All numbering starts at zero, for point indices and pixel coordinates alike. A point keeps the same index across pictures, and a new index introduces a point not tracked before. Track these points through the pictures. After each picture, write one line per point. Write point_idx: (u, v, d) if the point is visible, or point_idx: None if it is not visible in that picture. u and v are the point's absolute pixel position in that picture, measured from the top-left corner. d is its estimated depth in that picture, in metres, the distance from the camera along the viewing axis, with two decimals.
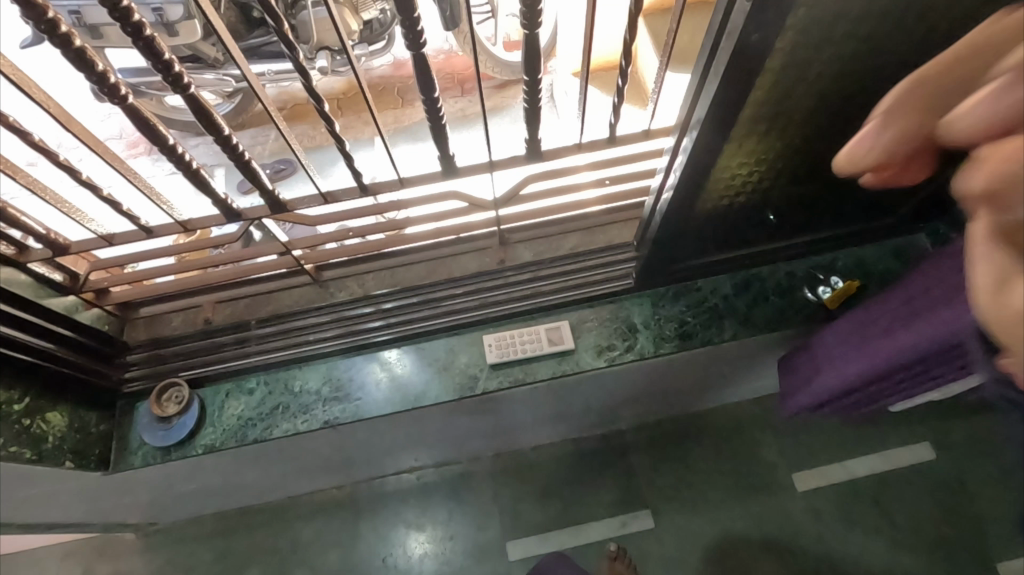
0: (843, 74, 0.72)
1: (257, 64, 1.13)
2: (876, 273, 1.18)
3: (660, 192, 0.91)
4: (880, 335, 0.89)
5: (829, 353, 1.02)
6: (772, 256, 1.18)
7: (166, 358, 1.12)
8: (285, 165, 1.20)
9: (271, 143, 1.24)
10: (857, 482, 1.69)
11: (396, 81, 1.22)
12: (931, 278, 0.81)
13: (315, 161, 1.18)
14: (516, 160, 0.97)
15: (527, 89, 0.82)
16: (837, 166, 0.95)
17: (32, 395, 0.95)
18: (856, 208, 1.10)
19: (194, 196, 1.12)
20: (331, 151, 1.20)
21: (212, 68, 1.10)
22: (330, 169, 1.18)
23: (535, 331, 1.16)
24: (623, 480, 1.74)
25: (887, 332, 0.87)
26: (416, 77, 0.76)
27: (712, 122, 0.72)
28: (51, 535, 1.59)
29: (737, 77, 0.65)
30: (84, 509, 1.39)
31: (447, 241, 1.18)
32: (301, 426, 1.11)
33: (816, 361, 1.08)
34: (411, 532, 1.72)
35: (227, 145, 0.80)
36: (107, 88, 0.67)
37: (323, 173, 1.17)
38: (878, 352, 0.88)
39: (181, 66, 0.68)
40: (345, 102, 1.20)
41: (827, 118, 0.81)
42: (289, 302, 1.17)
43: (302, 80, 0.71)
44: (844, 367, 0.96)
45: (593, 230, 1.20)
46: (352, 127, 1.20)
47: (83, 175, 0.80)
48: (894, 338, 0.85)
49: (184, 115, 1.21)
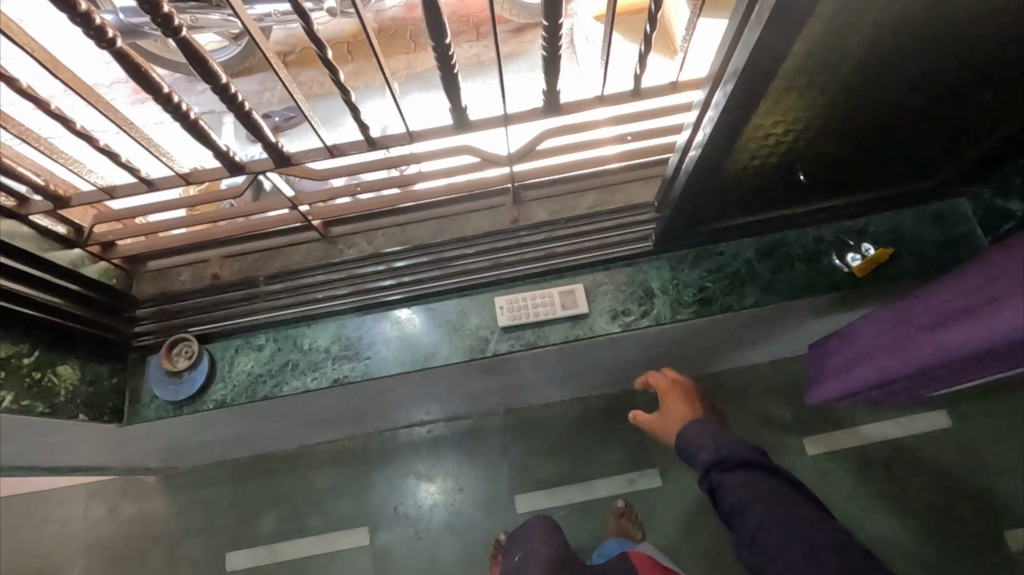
0: (900, 24, 0.64)
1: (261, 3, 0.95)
2: (910, 240, 1.12)
3: (686, 149, 0.85)
4: (912, 336, 0.90)
5: (868, 347, 1.03)
6: (801, 220, 1.12)
7: (176, 313, 1.11)
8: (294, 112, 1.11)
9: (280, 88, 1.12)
10: (869, 447, 1.67)
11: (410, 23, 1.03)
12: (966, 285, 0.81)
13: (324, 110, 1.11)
14: (532, 114, 0.92)
15: (547, 34, 0.76)
16: (880, 125, 0.88)
17: (42, 349, 0.94)
18: (896, 170, 1.03)
19: None
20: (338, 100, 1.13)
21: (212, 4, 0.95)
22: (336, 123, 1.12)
23: (548, 294, 1.12)
24: (633, 439, 1.74)
25: (919, 333, 0.88)
26: (426, 23, 0.71)
27: (749, 74, 0.66)
28: (75, 477, 1.64)
29: (780, 28, 0.59)
30: (104, 454, 1.43)
31: (460, 198, 1.14)
32: (311, 383, 1.11)
33: (855, 350, 1.07)
34: (423, 484, 1.76)
35: (224, 93, 0.75)
36: (94, 30, 0.63)
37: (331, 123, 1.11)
38: (907, 354, 0.89)
39: (170, 6, 0.63)
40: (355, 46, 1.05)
41: (875, 73, 0.74)
42: (298, 259, 1.14)
43: (302, 24, 0.67)
44: (877, 363, 0.98)
45: (611, 189, 1.15)
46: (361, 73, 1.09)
47: (76, 125, 0.76)
48: (924, 341, 0.86)
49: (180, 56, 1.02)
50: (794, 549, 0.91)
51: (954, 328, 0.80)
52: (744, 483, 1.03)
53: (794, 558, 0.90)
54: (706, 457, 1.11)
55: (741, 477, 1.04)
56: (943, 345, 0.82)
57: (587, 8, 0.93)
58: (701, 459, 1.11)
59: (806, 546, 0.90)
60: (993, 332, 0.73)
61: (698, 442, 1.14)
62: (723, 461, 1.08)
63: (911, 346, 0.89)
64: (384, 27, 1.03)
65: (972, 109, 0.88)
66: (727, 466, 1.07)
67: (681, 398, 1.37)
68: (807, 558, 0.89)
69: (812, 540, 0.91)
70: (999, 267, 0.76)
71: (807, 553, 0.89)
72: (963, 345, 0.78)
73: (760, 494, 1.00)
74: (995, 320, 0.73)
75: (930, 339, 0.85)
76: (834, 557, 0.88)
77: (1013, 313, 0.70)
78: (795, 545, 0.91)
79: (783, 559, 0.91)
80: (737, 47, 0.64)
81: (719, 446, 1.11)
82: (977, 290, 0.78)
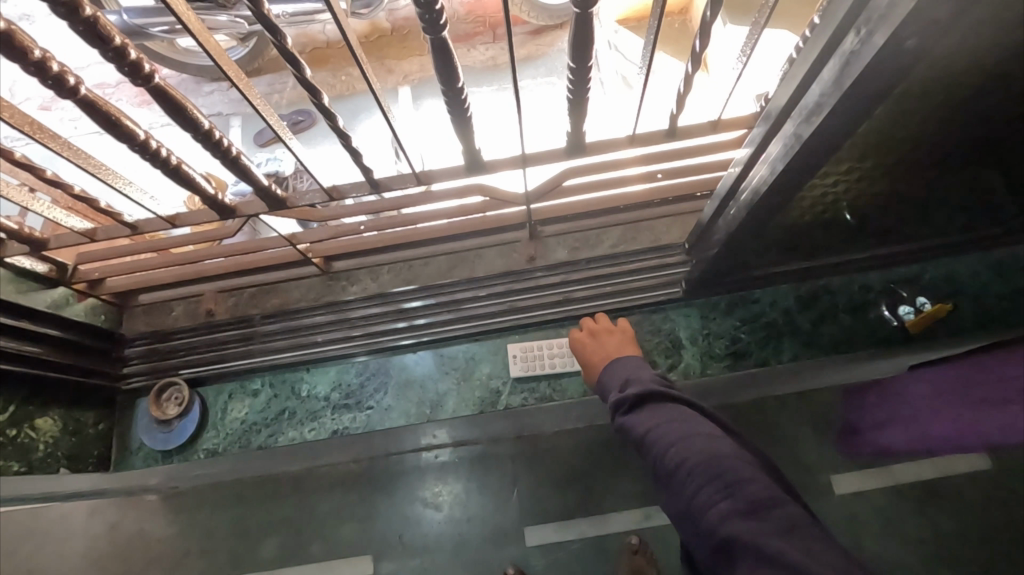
0: (1003, 84, 0.54)
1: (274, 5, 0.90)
2: (970, 291, 1.01)
3: (731, 198, 0.77)
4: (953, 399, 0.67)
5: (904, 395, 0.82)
6: (848, 267, 1.01)
7: (169, 353, 1.04)
8: (303, 116, 1.07)
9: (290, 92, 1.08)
10: (996, 498, 1.18)
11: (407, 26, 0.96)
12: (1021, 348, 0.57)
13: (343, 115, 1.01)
14: (554, 155, 0.83)
15: (574, 77, 0.67)
16: (948, 180, 0.77)
17: (18, 402, 0.87)
18: (961, 220, 0.92)
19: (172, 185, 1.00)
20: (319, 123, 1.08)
21: (224, 9, 0.90)
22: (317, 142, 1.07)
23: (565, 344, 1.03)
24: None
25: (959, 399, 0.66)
26: (437, 67, 0.62)
27: (815, 142, 0.56)
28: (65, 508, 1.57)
29: (859, 102, 0.49)
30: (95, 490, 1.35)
31: (470, 234, 1.05)
32: (309, 435, 1.02)
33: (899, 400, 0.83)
34: (429, 512, 1.46)
35: (208, 139, 0.67)
36: (53, 78, 0.54)
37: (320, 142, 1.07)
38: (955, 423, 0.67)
39: (139, 52, 0.54)
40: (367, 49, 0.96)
41: (959, 131, 0.63)
42: (297, 296, 1.07)
43: (293, 70, 0.58)
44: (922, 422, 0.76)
45: (637, 225, 1.06)
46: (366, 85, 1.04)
47: (46, 171, 0.68)
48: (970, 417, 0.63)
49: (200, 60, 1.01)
50: (699, 474, 0.61)
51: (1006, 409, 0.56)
52: (671, 430, 0.67)
53: (702, 497, 0.59)
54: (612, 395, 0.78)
55: (632, 389, 0.75)
56: (1003, 428, 0.58)
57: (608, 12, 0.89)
58: (611, 392, 0.80)
59: (717, 475, 0.60)
60: None
61: (607, 375, 0.83)
62: (624, 398, 0.74)
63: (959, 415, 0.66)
64: (396, 28, 0.96)
65: None
66: (632, 404, 0.73)
67: (604, 342, 0.92)
68: (716, 465, 0.60)
69: (723, 454, 0.62)
70: None
71: (721, 491, 0.58)
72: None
73: (676, 440, 0.65)
74: None
75: (980, 415, 0.61)
76: (750, 489, 0.57)
77: None
78: (709, 487, 0.59)
79: (698, 486, 0.60)
80: (799, 116, 0.55)
81: (627, 383, 0.78)
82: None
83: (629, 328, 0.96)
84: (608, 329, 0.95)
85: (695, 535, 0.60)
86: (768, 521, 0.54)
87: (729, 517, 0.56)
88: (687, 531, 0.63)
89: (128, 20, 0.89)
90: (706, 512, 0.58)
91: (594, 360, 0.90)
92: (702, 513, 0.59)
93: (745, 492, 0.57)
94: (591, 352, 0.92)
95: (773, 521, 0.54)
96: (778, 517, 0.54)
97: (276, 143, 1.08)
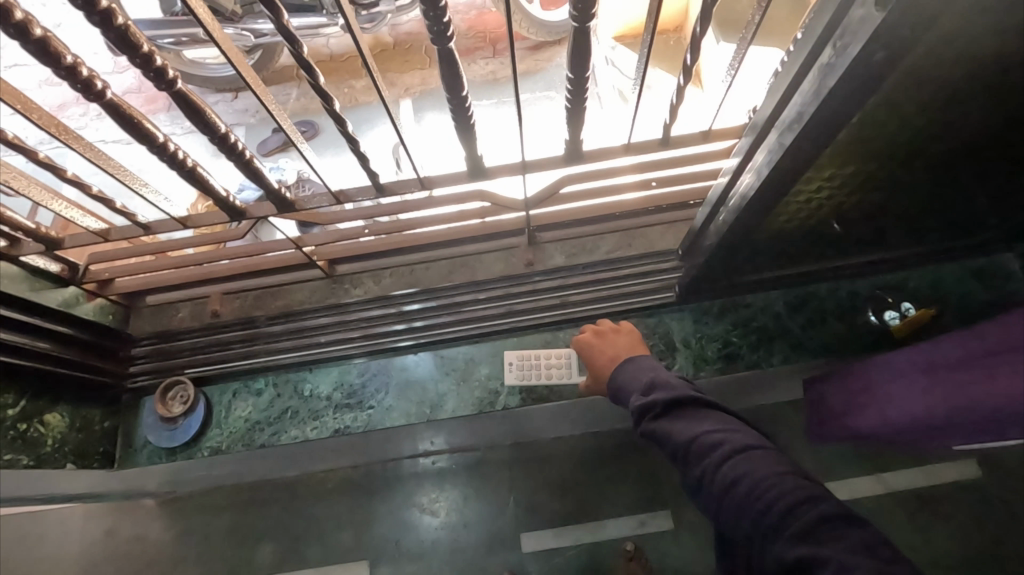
0: (972, 95, 0.58)
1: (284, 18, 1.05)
2: (954, 298, 1.04)
3: (721, 204, 0.80)
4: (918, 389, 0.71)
5: (856, 385, 0.85)
6: (837, 273, 1.05)
7: (174, 353, 1.07)
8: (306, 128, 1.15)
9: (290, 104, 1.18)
10: (985, 505, 1.20)
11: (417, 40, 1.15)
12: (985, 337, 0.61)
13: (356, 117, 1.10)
14: (553, 161, 0.86)
15: (572, 86, 0.70)
16: (927, 189, 0.81)
17: (29, 398, 0.88)
18: (942, 229, 0.95)
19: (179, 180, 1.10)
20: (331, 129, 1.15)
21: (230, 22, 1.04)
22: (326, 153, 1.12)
23: (563, 354, 1.05)
24: (661, 477, 1.46)
25: (925, 388, 0.70)
26: (442, 76, 0.65)
27: (797, 147, 0.59)
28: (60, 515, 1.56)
29: (837, 110, 0.53)
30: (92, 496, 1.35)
31: (471, 239, 1.08)
32: (310, 433, 1.04)
33: (850, 390, 0.87)
34: (426, 517, 1.47)
35: (223, 143, 0.70)
36: (81, 82, 0.57)
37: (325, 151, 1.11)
38: (914, 407, 0.71)
39: (165, 59, 0.57)
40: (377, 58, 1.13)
41: (934, 141, 0.67)
42: (301, 298, 1.10)
43: (307, 76, 0.61)
44: (876, 411, 0.79)
45: (633, 232, 1.09)
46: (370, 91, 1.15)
47: (67, 172, 0.71)
48: (934, 399, 0.68)
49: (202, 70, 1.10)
50: (759, 495, 0.60)
51: (973, 388, 0.61)
52: (714, 444, 0.66)
53: (767, 522, 0.58)
54: (633, 401, 0.77)
55: (659, 396, 0.73)
56: (975, 406, 0.61)
57: (609, 28, 1.01)
58: (630, 397, 0.79)
59: (781, 494, 0.59)
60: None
61: (627, 380, 0.82)
62: (654, 405, 0.73)
63: (921, 401, 0.70)
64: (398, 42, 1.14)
65: None
66: (663, 412, 0.72)
67: (615, 342, 0.94)
68: (778, 482, 0.60)
69: (780, 467, 0.61)
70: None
71: (787, 512, 0.57)
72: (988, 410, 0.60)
73: (726, 456, 0.64)
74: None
75: (947, 396, 0.66)
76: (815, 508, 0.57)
77: None
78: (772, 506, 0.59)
79: (761, 504, 0.59)
80: (782, 125, 0.59)
81: (651, 386, 0.77)
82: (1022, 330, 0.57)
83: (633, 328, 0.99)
84: (615, 332, 0.97)
85: (761, 558, 0.60)
86: (845, 541, 0.54)
87: (798, 539, 0.55)
88: (741, 543, 0.63)
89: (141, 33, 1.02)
90: (776, 536, 0.57)
91: (605, 358, 0.92)
92: (770, 539, 0.58)
93: (814, 510, 0.57)
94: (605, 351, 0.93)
95: (847, 540, 0.54)
96: (854, 535, 0.54)
97: (280, 153, 1.12)
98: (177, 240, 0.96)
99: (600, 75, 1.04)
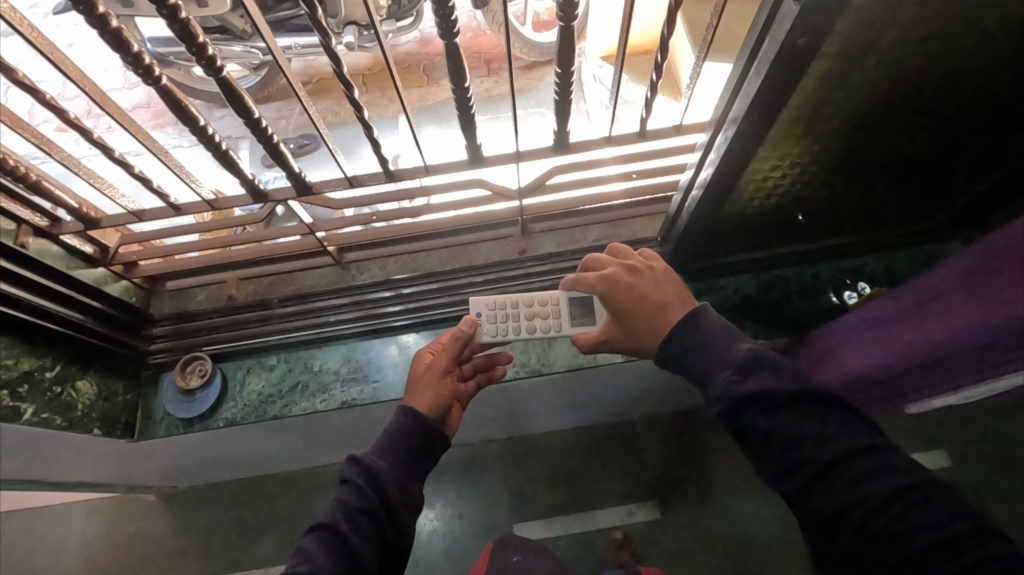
0: (892, 78, 0.69)
1: (285, 37, 1.31)
2: (907, 280, 1.14)
3: (689, 188, 0.90)
4: (895, 331, 0.83)
5: (838, 342, 0.96)
6: (799, 258, 1.16)
7: (190, 332, 1.14)
8: (308, 141, 1.35)
9: (295, 118, 1.41)
10: None
11: (423, 58, 1.42)
12: (947, 275, 0.74)
13: (377, 124, 1.33)
14: (543, 152, 0.97)
15: (560, 80, 0.81)
16: (870, 175, 0.92)
17: (64, 363, 0.96)
18: (890, 213, 1.07)
19: (215, 171, 1.32)
20: (353, 129, 1.39)
21: (240, 40, 1.24)
22: (353, 159, 1.35)
23: (553, 302, 0.96)
24: (646, 467, 1.54)
25: (902, 329, 0.82)
26: (447, 69, 0.76)
27: (747, 124, 0.70)
28: (58, 514, 1.58)
29: (778, 88, 0.63)
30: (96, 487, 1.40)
31: (469, 229, 1.19)
32: (320, 405, 1.12)
33: (831, 348, 0.97)
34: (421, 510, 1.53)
35: (255, 126, 0.80)
36: (141, 68, 0.67)
37: (352, 154, 1.36)
38: (893, 350, 0.83)
39: (215, 49, 0.68)
40: (371, 79, 1.40)
41: (866, 125, 0.78)
42: (310, 283, 1.20)
43: (332, 64, 0.72)
44: (858, 359, 0.90)
45: (618, 223, 1.19)
46: (376, 102, 1.39)
47: (115, 152, 0.81)
48: (908, 337, 0.80)
49: (210, 86, 1.32)
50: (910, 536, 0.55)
51: (937, 320, 0.75)
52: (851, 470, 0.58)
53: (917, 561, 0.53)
54: (726, 383, 0.66)
55: (768, 386, 0.64)
56: (937, 337, 0.75)
57: (595, 49, 1.23)
58: (718, 375, 0.68)
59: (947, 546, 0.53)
60: (979, 322, 0.68)
61: (707, 354, 0.71)
62: (767, 396, 0.63)
63: (896, 343, 0.82)
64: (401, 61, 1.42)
65: (963, 161, 0.92)
66: (776, 407, 0.63)
67: (662, 292, 0.80)
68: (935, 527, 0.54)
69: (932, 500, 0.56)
70: (985, 256, 0.68)
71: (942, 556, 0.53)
72: (946, 336, 0.73)
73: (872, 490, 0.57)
74: (981, 311, 0.68)
75: (918, 333, 0.78)
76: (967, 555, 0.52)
77: (1007, 299, 0.65)
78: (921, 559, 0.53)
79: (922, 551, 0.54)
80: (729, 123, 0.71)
81: (747, 367, 0.66)
82: (964, 272, 0.71)
83: (655, 260, 0.86)
84: (651, 275, 0.83)
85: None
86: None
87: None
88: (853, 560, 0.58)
89: (154, 48, 1.22)
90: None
91: (656, 313, 0.78)
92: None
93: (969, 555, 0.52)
94: (658, 305, 0.78)
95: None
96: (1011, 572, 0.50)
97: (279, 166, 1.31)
98: (186, 226, 1.06)
99: (588, 91, 1.25)
